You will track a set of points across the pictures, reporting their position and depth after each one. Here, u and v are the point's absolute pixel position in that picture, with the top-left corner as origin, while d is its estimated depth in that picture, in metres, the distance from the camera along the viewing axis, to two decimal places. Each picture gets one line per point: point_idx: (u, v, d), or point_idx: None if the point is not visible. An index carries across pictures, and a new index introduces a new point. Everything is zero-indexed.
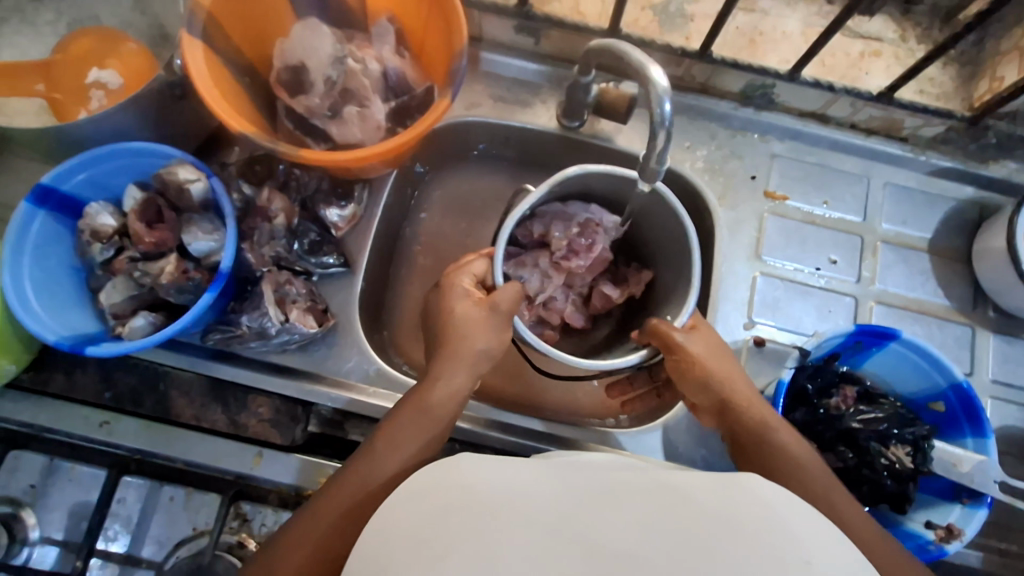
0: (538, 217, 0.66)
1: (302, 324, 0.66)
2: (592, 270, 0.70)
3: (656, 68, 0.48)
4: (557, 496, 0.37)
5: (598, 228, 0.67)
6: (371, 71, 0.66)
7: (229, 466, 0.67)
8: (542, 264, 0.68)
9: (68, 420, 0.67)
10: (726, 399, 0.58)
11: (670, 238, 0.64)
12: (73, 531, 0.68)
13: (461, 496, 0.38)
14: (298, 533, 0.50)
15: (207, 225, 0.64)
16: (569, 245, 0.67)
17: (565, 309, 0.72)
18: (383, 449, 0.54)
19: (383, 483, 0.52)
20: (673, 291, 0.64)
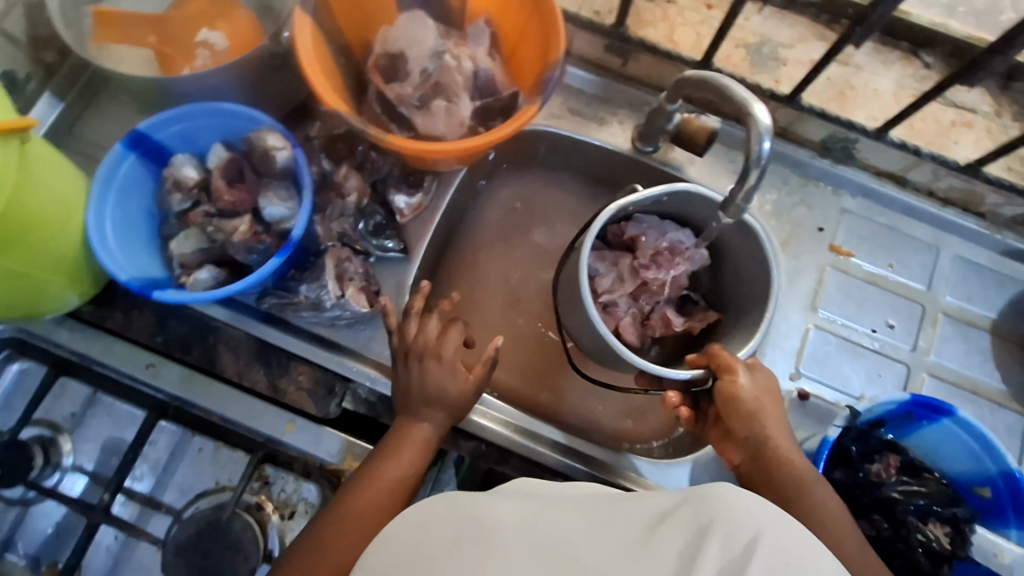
0: (637, 221, 0.69)
1: (356, 302, 0.68)
2: (661, 291, 0.71)
3: (759, 105, 0.48)
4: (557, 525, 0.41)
5: (684, 254, 0.69)
6: (464, 69, 0.67)
7: (262, 428, 0.69)
8: (622, 265, 0.70)
9: (120, 357, 0.70)
10: (762, 445, 0.58)
11: (752, 278, 0.67)
12: (103, 464, 0.69)
13: (469, 527, 0.42)
14: (328, 531, 0.56)
15: (284, 193, 0.65)
16: (654, 255, 0.69)
17: (623, 318, 0.70)
18: (392, 453, 0.61)
19: (399, 483, 0.59)
20: (744, 325, 0.66)
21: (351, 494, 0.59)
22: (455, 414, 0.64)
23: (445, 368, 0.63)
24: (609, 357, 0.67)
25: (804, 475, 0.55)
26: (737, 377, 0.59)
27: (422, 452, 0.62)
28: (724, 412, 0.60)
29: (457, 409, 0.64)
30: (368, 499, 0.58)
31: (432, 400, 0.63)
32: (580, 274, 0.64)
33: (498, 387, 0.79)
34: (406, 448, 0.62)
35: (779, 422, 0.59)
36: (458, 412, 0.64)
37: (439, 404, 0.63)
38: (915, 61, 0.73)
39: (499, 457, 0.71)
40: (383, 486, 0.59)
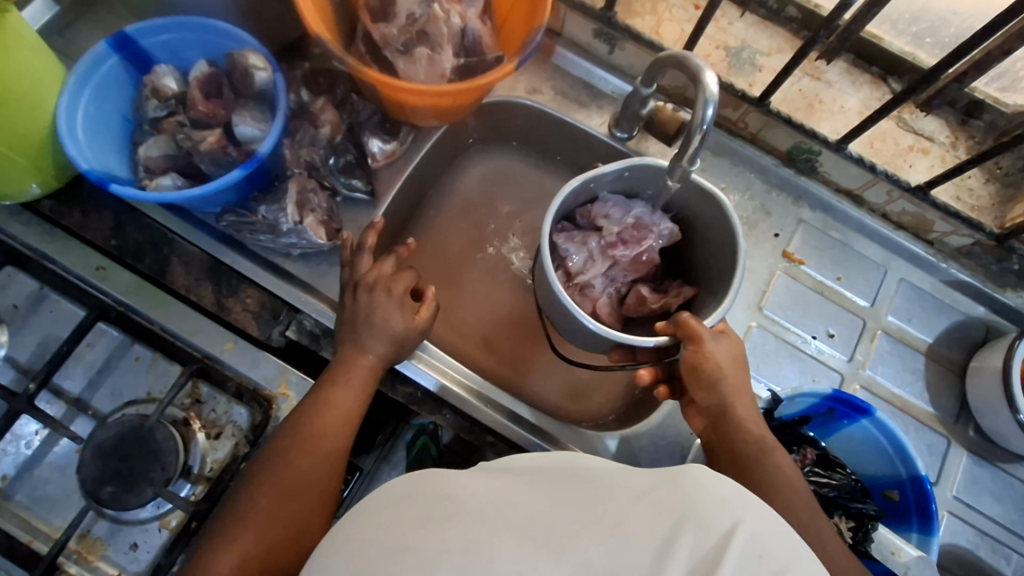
0: (603, 200, 0.71)
1: (313, 232, 0.69)
2: (632, 266, 0.72)
3: (710, 73, 0.52)
4: (536, 502, 0.37)
5: (651, 230, 0.71)
6: (452, 24, 0.69)
7: (201, 343, 0.69)
8: (591, 244, 0.70)
9: (72, 256, 0.70)
10: (726, 411, 0.59)
11: (720, 246, 0.67)
12: (36, 358, 0.68)
13: (438, 505, 0.38)
14: (276, 464, 0.57)
15: (258, 114, 0.67)
16: (621, 233, 0.70)
17: (598, 298, 0.73)
18: (333, 385, 0.61)
19: (345, 412, 0.61)
20: (710, 304, 0.66)
21: (303, 418, 0.59)
22: (401, 350, 0.65)
23: (395, 308, 0.65)
24: (575, 330, 0.66)
25: (760, 441, 0.57)
26: (702, 346, 0.58)
27: (370, 376, 0.63)
28: (688, 379, 0.60)
29: (402, 345, 0.65)
30: (324, 422, 0.59)
31: (380, 331, 0.63)
32: (541, 236, 0.63)
33: (445, 345, 0.80)
34: (353, 374, 0.62)
35: (740, 392, 0.60)
36: (406, 344, 0.65)
37: (383, 336, 0.63)
38: (882, 86, 0.76)
39: (433, 406, 0.71)
40: (336, 411, 0.60)
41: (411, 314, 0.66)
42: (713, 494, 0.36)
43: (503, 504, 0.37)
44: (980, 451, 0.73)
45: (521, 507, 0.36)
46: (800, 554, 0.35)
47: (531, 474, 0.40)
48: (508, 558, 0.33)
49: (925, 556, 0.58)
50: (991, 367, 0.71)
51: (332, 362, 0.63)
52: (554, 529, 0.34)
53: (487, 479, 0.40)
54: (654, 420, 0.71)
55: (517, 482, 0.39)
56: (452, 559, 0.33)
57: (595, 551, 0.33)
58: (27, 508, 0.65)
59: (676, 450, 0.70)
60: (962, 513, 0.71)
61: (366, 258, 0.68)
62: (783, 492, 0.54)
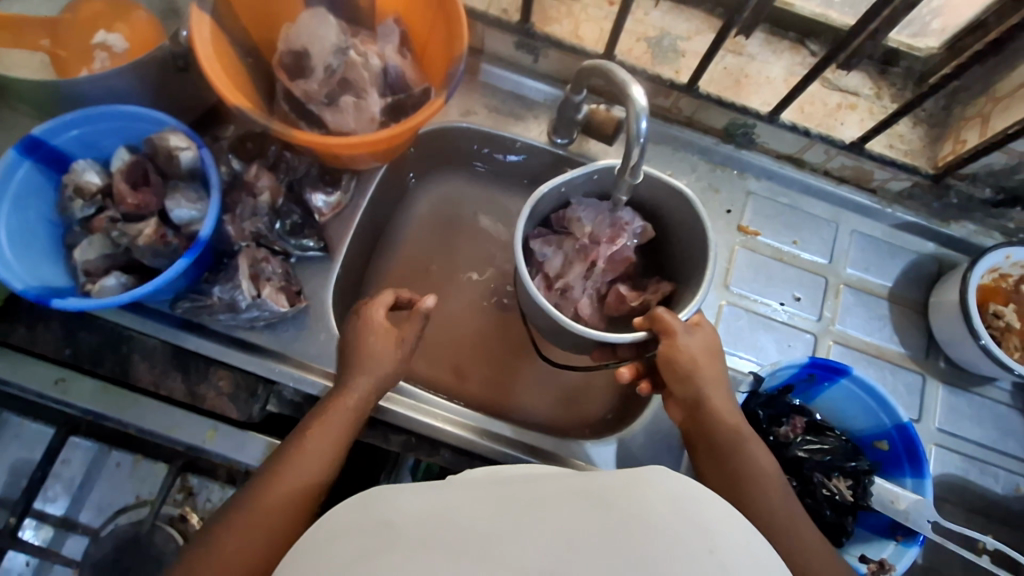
0: (576, 203, 0.71)
1: (274, 302, 0.67)
2: (609, 266, 0.73)
3: (637, 87, 0.52)
4: (478, 514, 0.36)
5: (625, 227, 0.70)
6: (372, 65, 0.68)
7: (183, 437, 0.66)
8: (566, 247, 0.72)
9: (25, 374, 0.67)
10: (702, 399, 0.60)
11: (694, 236, 0.67)
12: (11, 487, 0.66)
13: (379, 534, 0.36)
14: (245, 510, 0.53)
15: (192, 194, 0.65)
16: (594, 234, 0.70)
17: (579, 300, 0.72)
18: (313, 427, 0.59)
19: (325, 455, 0.58)
20: (689, 293, 0.66)
21: (281, 462, 0.57)
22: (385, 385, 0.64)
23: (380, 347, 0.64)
24: (559, 334, 0.66)
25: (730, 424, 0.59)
26: (675, 340, 0.59)
27: (354, 418, 0.61)
28: (664, 373, 0.61)
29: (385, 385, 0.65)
30: (300, 467, 0.57)
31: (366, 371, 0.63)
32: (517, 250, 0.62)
33: (427, 382, 0.79)
34: (337, 414, 0.60)
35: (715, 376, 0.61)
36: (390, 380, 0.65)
37: (370, 370, 0.63)
38: (802, 49, 0.79)
39: (430, 450, 0.71)
40: (316, 455, 0.58)
41: (400, 351, 0.65)
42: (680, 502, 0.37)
43: (450, 517, 0.36)
44: (953, 380, 0.77)
45: (464, 519, 0.36)
46: (748, 546, 0.36)
47: (483, 485, 0.39)
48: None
49: (922, 498, 0.60)
50: (948, 302, 0.74)
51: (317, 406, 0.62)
52: (496, 537, 0.34)
53: (433, 494, 0.39)
54: (646, 416, 0.72)
55: (469, 494, 0.38)
56: None
57: (545, 560, 0.33)
58: None
59: (675, 439, 0.71)
60: (948, 442, 0.75)
61: (377, 309, 0.66)
62: (758, 476, 0.57)
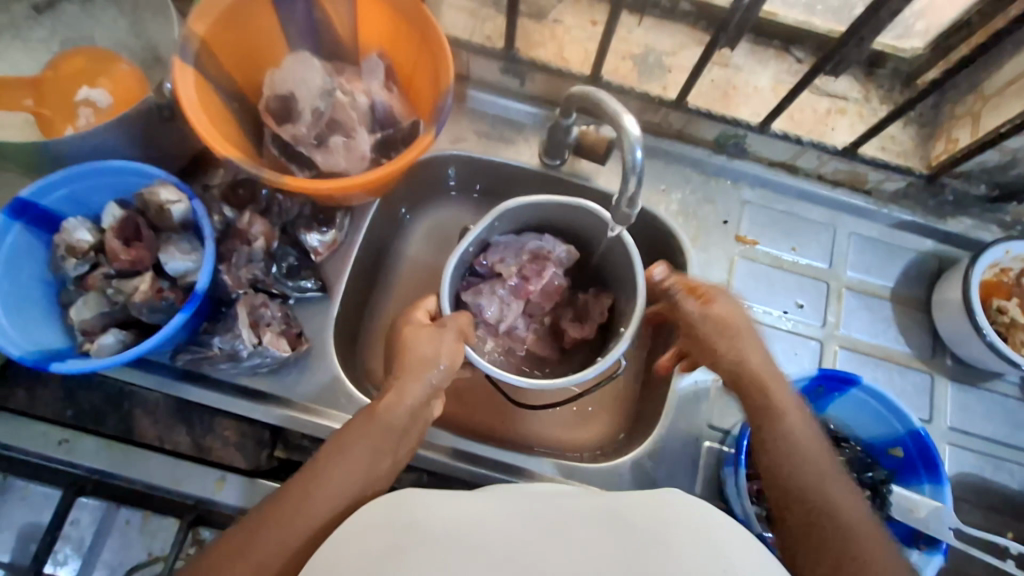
0: (494, 245, 0.71)
1: (275, 347, 0.66)
2: (544, 298, 0.74)
3: (629, 116, 0.51)
4: (493, 525, 0.39)
5: (548, 257, 0.72)
6: (359, 104, 0.68)
7: (191, 490, 0.65)
8: (499, 292, 0.71)
9: (26, 436, 0.65)
10: (768, 404, 0.57)
11: (616, 253, 0.70)
12: (20, 553, 0.66)
13: (406, 533, 0.39)
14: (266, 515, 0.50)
15: (185, 245, 0.64)
16: (521, 270, 0.72)
17: (526, 337, 0.75)
18: (347, 442, 0.55)
19: (357, 479, 0.53)
20: (628, 312, 0.68)
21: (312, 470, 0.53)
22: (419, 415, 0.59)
23: (418, 373, 0.59)
24: None
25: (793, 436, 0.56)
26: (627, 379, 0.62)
27: (387, 440, 0.56)
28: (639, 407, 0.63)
29: (419, 418, 0.59)
30: (331, 481, 0.52)
31: (398, 400, 0.57)
32: (443, 298, 0.66)
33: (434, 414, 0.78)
34: (374, 431, 0.56)
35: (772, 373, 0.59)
36: (421, 416, 0.60)
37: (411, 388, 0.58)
38: (787, 57, 0.79)
39: (442, 484, 0.72)
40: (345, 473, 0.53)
41: (451, 366, 0.61)
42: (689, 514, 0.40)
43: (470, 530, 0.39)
44: (962, 378, 0.77)
45: (485, 531, 0.39)
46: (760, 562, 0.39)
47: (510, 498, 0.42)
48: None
49: (940, 506, 0.60)
50: (951, 300, 0.74)
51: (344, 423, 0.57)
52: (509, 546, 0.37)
53: (466, 501, 0.42)
54: (656, 437, 0.72)
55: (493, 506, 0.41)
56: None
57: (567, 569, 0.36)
58: None
59: (686, 457, 0.71)
60: (961, 441, 0.75)
61: (419, 312, 0.66)
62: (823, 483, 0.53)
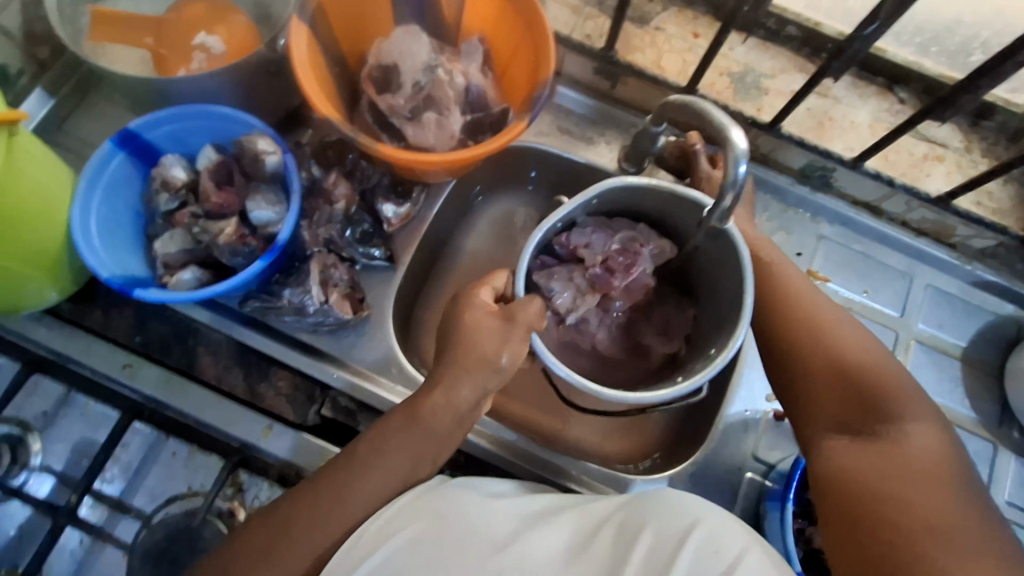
0: (582, 227, 0.66)
1: (340, 309, 0.68)
2: (627, 295, 0.69)
3: (736, 130, 0.51)
4: (506, 525, 0.52)
5: (639, 250, 0.67)
6: (457, 84, 0.69)
7: (238, 433, 0.67)
8: (576, 279, 0.67)
9: (95, 355, 0.69)
10: (813, 319, 0.59)
11: (720, 264, 0.63)
12: (73, 466, 0.69)
13: (435, 528, 0.51)
14: (306, 498, 0.54)
15: (272, 197, 0.66)
16: (606, 261, 0.66)
17: (595, 334, 0.72)
18: (383, 440, 0.56)
19: (392, 479, 0.55)
20: (717, 339, 0.62)
21: (348, 463, 0.56)
22: (461, 420, 0.57)
23: (477, 371, 0.55)
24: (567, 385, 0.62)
25: (835, 360, 0.56)
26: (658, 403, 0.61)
27: (424, 441, 0.56)
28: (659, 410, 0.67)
29: (466, 421, 0.57)
30: (364, 480, 0.55)
31: (447, 404, 0.55)
32: (518, 276, 0.59)
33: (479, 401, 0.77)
34: (412, 432, 0.56)
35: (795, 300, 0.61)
36: (468, 419, 0.57)
37: (458, 387, 0.55)
38: (890, 96, 0.77)
39: (477, 469, 0.72)
40: (380, 473, 0.55)
41: (511, 363, 0.56)
42: (667, 510, 0.52)
43: (490, 524, 0.52)
44: None
45: (499, 525, 0.52)
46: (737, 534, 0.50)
47: (529, 502, 0.56)
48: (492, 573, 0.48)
49: None
50: None
51: (381, 419, 0.58)
52: (522, 547, 0.50)
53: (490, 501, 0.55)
54: (699, 457, 0.71)
55: (511, 512, 0.54)
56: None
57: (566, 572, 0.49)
58: None
59: (726, 484, 0.70)
60: (1018, 518, 0.71)
61: (484, 291, 0.59)
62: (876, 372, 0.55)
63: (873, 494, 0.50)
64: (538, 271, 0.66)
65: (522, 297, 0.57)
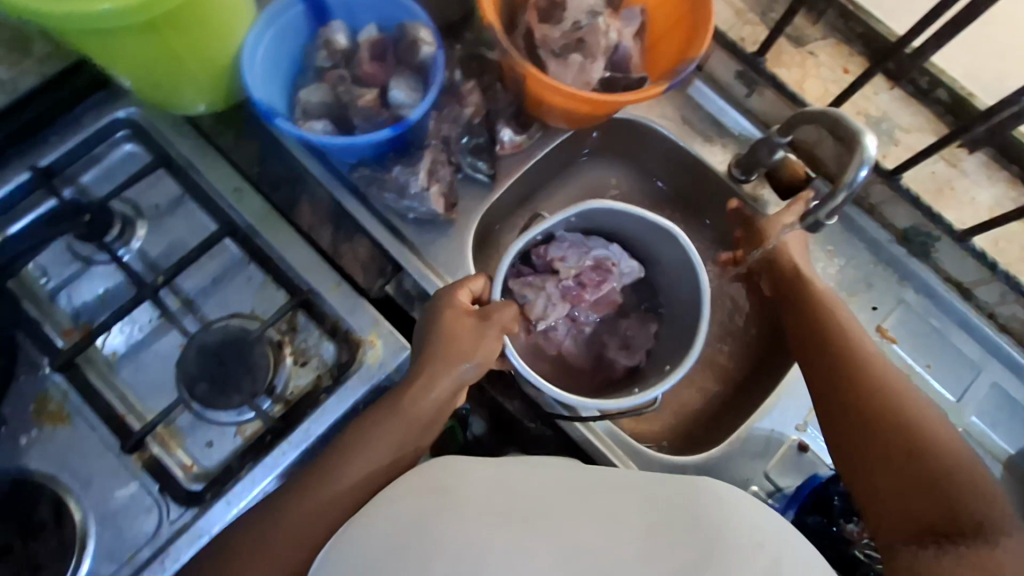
0: (559, 243, 0.77)
1: (434, 202, 0.73)
2: (596, 308, 0.80)
3: (871, 137, 0.60)
4: (522, 492, 0.51)
5: (611, 268, 0.78)
6: (610, 38, 0.72)
7: (310, 278, 0.74)
8: (549, 287, 0.77)
9: (217, 171, 0.77)
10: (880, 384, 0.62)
11: (688, 291, 0.77)
12: (165, 256, 0.76)
13: (441, 496, 0.51)
14: (304, 489, 0.61)
15: (413, 83, 0.71)
16: (579, 274, 0.77)
17: (562, 340, 0.81)
18: (370, 434, 0.62)
19: (380, 469, 0.62)
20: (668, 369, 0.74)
21: (340, 451, 0.62)
22: (441, 411, 0.66)
23: (450, 372, 0.65)
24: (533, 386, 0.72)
25: (902, 428, 0.59)
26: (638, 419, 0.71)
27: (409, 430, 0.63)
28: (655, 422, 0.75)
29: (444, 412, 0.66)
30: (355, 467, 0.61)
31: (426, 396, 0.64)
32: (497, 281, 0.70)
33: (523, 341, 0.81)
34: (395, 424, 0.63)
35: (852, 338, 0.66)
36: (446, 409, 0.66)
37: (439, 376, 0.64)
38: (1018, 186, 0.78)
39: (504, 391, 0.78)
40: (366, 465, 0.61)
41: (484, 361, 0.66)
42: (712, 505, 0.49)
43: (498, 493, 0.51)
44: None
45: (513, 493, 0.51)
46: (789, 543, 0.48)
47: (552, 471, 0.54)
48: (497, 539, 0.46)
49: None
50: None
51: (369, 412, 0.64)
52: (539, 511, 0.48)
53: (501, 471, 0.54)
54: (713, 455, 0.72)
55: (529, 480, 0.53)
56: (457, 540, 0.46)
57: (589, 537, 0.46)
58: (129, 385, 0.71)
59: None
60: None
61: (462, 293, 0.69)
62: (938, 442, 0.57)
63: (934, 556, 0.51)
64: (517, 277, 0.77)
65: (500, 303, 0.68)
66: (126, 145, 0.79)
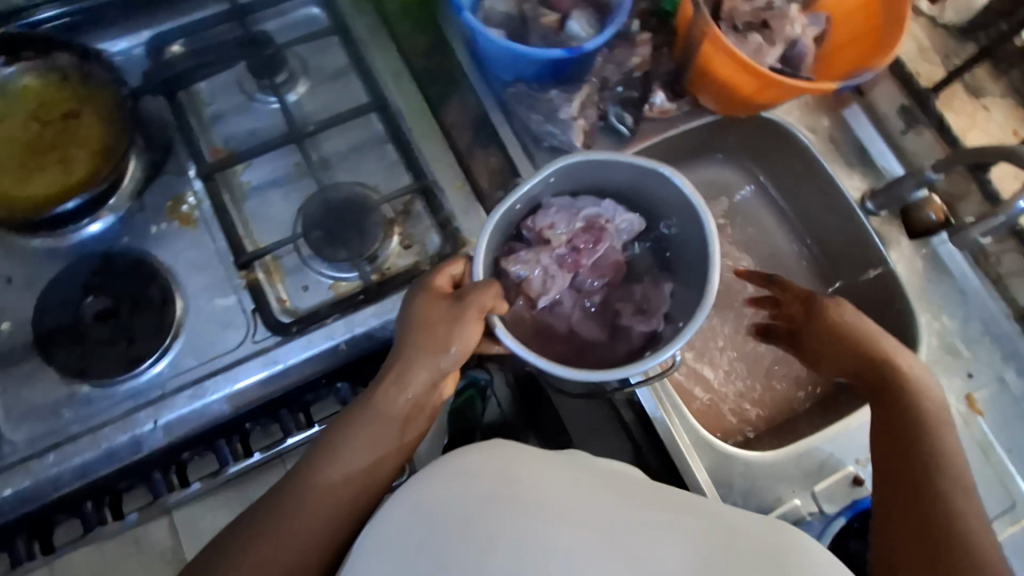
0: (545, 210, 0.71)
1: (575, 135, 0.75)
2: (596, 271, 0.73)
3: None
4: (588, 507, 0.44)
5: (604, 224, 0.71)
6: (793, 31, 0.72)
7: (437, 173, 0.77)
8: (544, 259, 0.69)
9: (386, 52, 0.81)
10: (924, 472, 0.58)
11: (692, 232, 0.68)
12: (315, 114, 0.81)
13: (502, 486, 0.45)
14: (272, 512, 0.54)
15: (593, 21, 0.73)
16: (570, 240, 0.70)
17: (571, 315, 0.72)
18: (345, 447, 0.57)
19: (348, 493, 0.55)
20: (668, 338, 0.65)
21: (307, 474, 0.56)
22: (425, 406, 0.61)
23: (428, 360, 0.60)
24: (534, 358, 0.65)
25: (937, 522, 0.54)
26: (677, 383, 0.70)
27: (384, 438, 0.58)
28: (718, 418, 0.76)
29: (425, 408, 0.61)
30: (324, 489, 0.55)
31: (403, 390, 0.59)
32: (477, 262, 0.63)
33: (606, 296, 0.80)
34: (372, 429, 0.58)
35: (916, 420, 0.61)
36: (428, 403, 0.61)
37: (425, 363, 0.60)
38: None
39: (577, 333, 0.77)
40: (330, 488, 0.55)
41: (462, 350, 0.60)
42: (805, 559, 0.44)
43: (541, 488, 0.45)
44: None
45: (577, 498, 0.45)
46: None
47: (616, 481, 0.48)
48: (567, 546, 0.41)
49: None
50: None
51: (345, 417, 0.59)
52: (615, 523, 0.43)
53: (558, 466, 0.49)
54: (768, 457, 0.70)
55: (596, 491, 0.46)
56: (519, 539, 0.41)
57: (671, 558, 0.41)
58: (253, 215, 0.76)
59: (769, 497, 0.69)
60: None
61: (439, 277, 0.63)
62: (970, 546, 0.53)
63: None
64: (506, 254, 0.70)
65: (479, 284, 0.60)
66: (312, 7, 0.85)
